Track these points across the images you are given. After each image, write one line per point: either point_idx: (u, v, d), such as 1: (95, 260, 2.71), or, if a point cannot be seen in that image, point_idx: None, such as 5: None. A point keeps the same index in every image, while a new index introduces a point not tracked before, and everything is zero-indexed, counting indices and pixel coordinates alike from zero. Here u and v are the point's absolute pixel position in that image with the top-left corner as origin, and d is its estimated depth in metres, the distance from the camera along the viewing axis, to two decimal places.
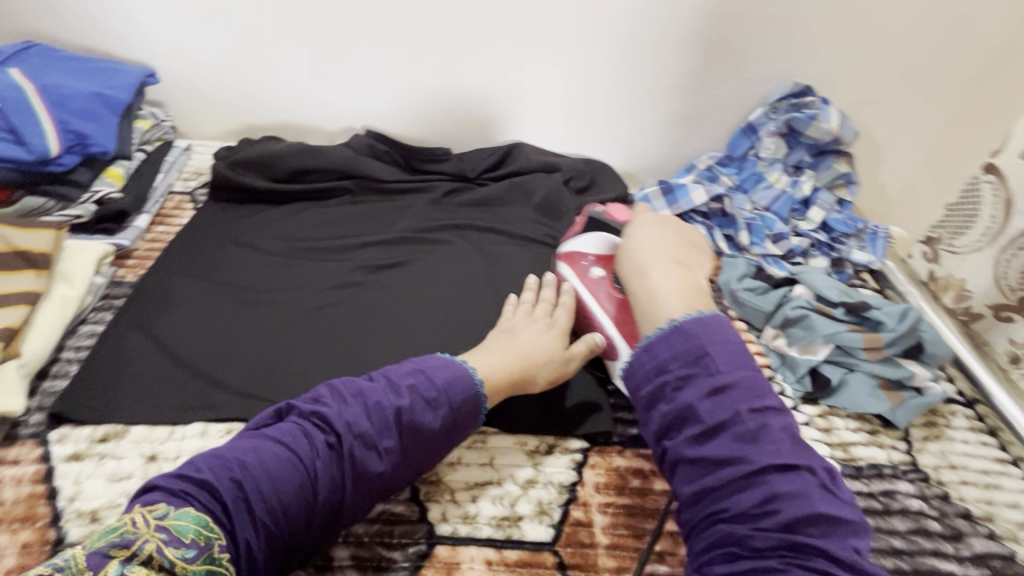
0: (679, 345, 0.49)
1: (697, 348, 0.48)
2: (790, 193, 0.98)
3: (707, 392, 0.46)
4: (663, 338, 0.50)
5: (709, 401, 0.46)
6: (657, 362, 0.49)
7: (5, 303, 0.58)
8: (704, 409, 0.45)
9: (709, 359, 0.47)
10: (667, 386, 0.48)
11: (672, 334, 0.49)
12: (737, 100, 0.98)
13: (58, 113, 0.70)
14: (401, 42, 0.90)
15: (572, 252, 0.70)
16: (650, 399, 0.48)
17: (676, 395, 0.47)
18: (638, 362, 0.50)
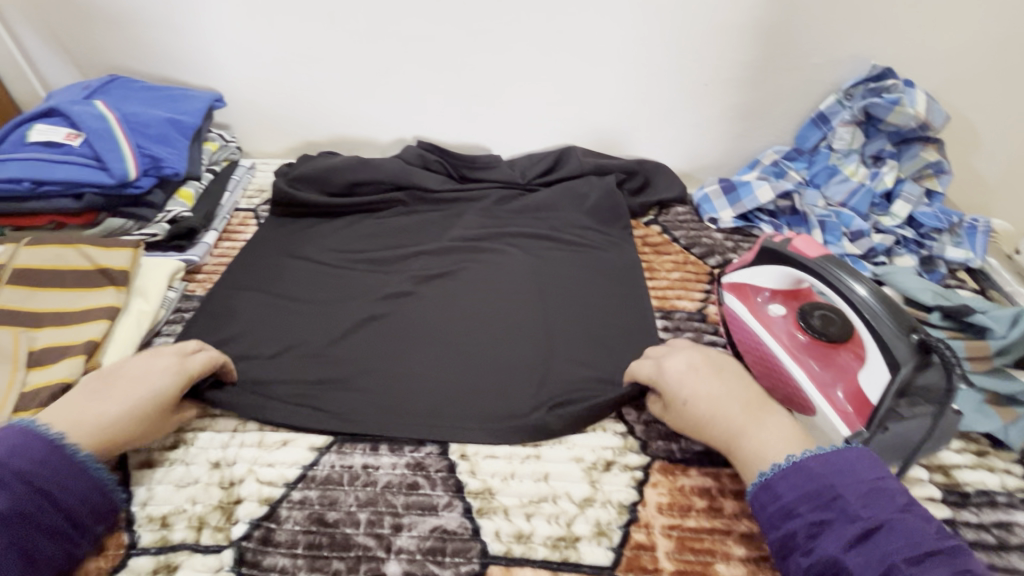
0: (822, 476, 0.45)
1: (818, 471, 0.45)
2: (870, 186, 0.90)
3: (850, 540, 0.41)
4: (783, 476, 0.46)
5: (842, 538, 0.41)
6: (797, 488, 0.45)
7: (89, 317, 0.62)
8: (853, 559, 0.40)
9: (842, 499, 0.43)
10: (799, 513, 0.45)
11: (790, 471, 0.46)
12: (806, 89, 0.91)
13: (136, 139, 0.75)
14: (448, 52, 0.90)
15: (745, 286, 0.69)
16: (776, 539, 0.45)
17: (817, 539, 0.42)
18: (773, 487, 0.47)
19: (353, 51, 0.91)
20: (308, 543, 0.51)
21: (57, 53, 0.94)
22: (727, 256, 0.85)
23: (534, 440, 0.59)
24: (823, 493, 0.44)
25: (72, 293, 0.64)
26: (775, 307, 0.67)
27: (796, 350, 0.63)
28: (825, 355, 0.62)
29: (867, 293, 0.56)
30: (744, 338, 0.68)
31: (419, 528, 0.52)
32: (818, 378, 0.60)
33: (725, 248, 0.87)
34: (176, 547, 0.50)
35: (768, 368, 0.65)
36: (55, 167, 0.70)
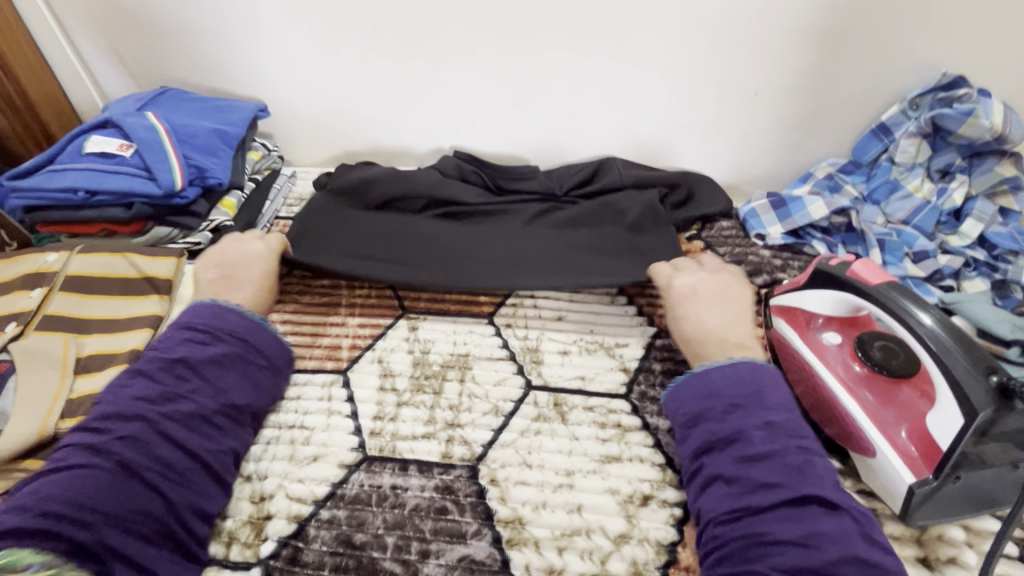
0: (738, 378, 0.53)
1: (750, 371, 0.54)
2: (935, 203, 0.84)
3: (759, 421, 0.50)
4: (721, 367, 0.55)
5: (750, 417, 0.50)
6: (697, 396, 0.54)
7: (134, 326, 0.63)
8: (755, 436, 0.49)
9: (757, 388, 0.53)
10: (715, 408, 0.52)
11: (727, 366, 0.54)
12: (867, 99, 0.85)
13: (184, 150, 0.77)
14: (488, 62, 0.89)
15: (798, 311, 0.66)
16: (690, 412, 0.54)
17: (723, 425, 0.51)
18: (688, 385, 0.55)
19: (394, 62, 0.91)
20: (335, 565, 0.50)
21: (115, 65, 0.98)
22: (775, 275, 0.81)
23: (567, 468, 0.57)
24: (738, 382, 0.53)
25: (118, 301, 0.66)
26: (831, 335, 0.64)
27: (851, 383, 0.59)
28: (885, 394, 0.58)
29: (935, 323, 0.51)
30: (797, 366, 0.64)
31: (448, 556, 0.51)
32: (877, 416, 0.56)
33: (773, 267, 0.83)
34: (208, 561, 0.51)
35: (822, 402, 0.61)
36: (107, 176, 0.72)
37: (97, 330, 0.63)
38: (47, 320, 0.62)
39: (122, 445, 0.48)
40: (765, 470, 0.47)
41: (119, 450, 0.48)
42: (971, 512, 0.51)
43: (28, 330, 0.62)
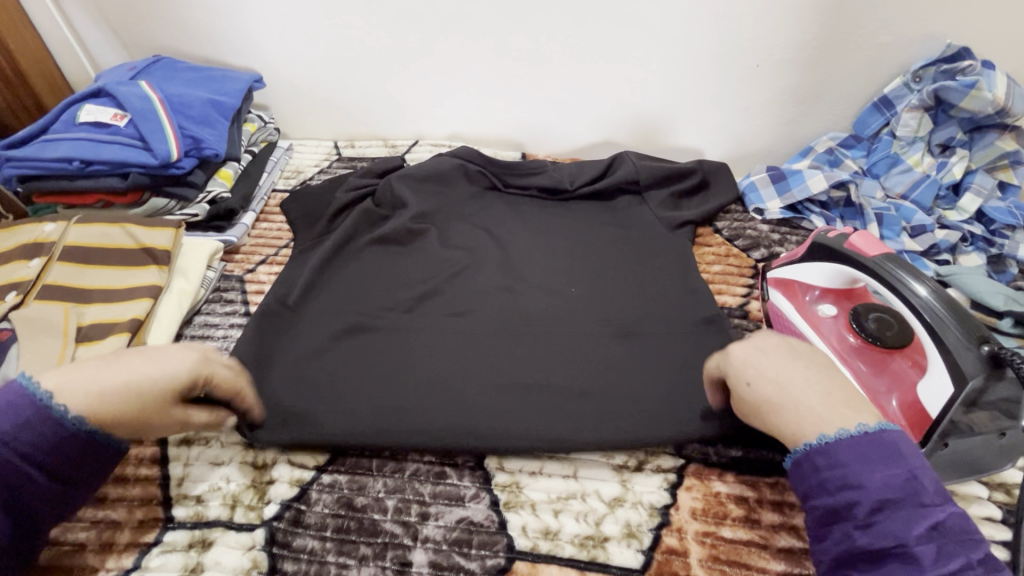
0: (868, 458, 0.42)
1: (879, 452, 0.42)
2: (935, 177, 0.83)
3: (923, 527, 0.39)
4: (846, 440, 0.43)
5: (907, 523, 0.39)
6: (828, 488, 0.43)
7: (134, 296, 0.64)
8: (917, 548, 0.39)
9: (907, 475, 0.41)
10: (853, 505, 0.41)
11: (858, 444, 0.43)
12: (870, 71, 0.84)
13: (179, 121, 0.76)
14: (486, 32, 0.87)
15: (794, 284, 0.67)
16: (823, 504, 0.43)
17: (870, 531, 0.40)
18: (810, 468, 0.44)
19: (389, 31, 0.89)
20: (337, 527, 0.51)
21: (107, 34, 0.96)
22: (772, 249, 0.82)
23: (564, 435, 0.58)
24: (870, 464, 0.42)
25: (118, 271, 0.66)
26: (826, 307, 0.64)
27: (844, 353, 0.61)
28: (878, 363, 0.59)
29: (928, 293, 0.53)
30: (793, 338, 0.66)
31: (446, 518, 0.52)
32: (869, 386, 0.58)
33: (771, 241, 0.83)
34: (213, 524, 0.52)
35: None
36: (103, 147, 0.72)
37: (96, 299, 0.63)
38: (47, 288, 0.62)
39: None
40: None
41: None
42: (960, 478, 0.52)
43: (29, 299, 0.62)
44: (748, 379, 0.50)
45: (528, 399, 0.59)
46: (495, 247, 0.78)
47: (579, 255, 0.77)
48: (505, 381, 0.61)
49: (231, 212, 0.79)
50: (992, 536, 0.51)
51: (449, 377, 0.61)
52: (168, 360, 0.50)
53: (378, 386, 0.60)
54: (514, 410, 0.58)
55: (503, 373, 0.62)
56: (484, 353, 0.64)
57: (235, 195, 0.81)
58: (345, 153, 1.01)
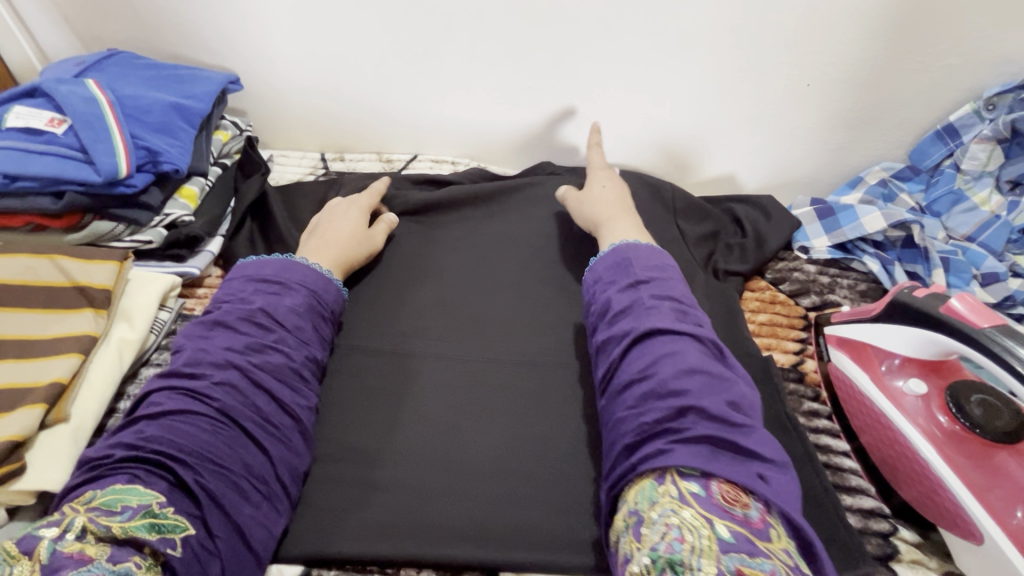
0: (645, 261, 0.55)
1: (660, 261, 0.55)
2: (1005, 219, 0.74)
3: (660, 301, 0.50)
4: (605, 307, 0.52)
5: (658, 308, 0.49)
6: (622, 270, 0.54)
7: (59, 350, 0.51)
8: (643, 312, 0.49)
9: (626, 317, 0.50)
10: (626, 286, 0.52)
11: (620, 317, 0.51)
12: (934, 95, 0.74)
13: (131, 128, 0.63)
14: (502, 39, 0.76)
15: (866, 348, 0.56)
16: (600, 303, 0.53)
17: (620, 307, 0.51)
18: (601, 262, 0.57)
19: (390, 32, 0.77)
20: None
21: (57, 21, 0.83)
22: (824, 298, 0.72)
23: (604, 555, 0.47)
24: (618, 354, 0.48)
25: (39, 317, 0.52)
26: (912, 382, 0.53)
27: (938, 441, 0.49)
28: None
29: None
30: (866, 411, 0.55)
31: None
32: (973, 483, 0.47)
33: (821, 287, 0.73)
34: None
35: (899, 459, 0.51)
36: (33, 158, 0.59)
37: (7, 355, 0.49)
38: None
39: (229, 378, 0.47)
40: (686, 455, 0.39)
41: (234, 374, 0.48)
42: None
43: None
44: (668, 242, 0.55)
45: (539, 499, 0.50)
46: (508, 290, 0.67)
47: None
48: (506, 475, 0.51)
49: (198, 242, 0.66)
50: None
51: (438, 473, 0.51)
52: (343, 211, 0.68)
53: (354, 484, 0.51)
54: (519, 517, 0.49)
55: (507, 464, 0.52)
56: (478, 439, 0.54)
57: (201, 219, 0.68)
58: (332, 167, 0.90)
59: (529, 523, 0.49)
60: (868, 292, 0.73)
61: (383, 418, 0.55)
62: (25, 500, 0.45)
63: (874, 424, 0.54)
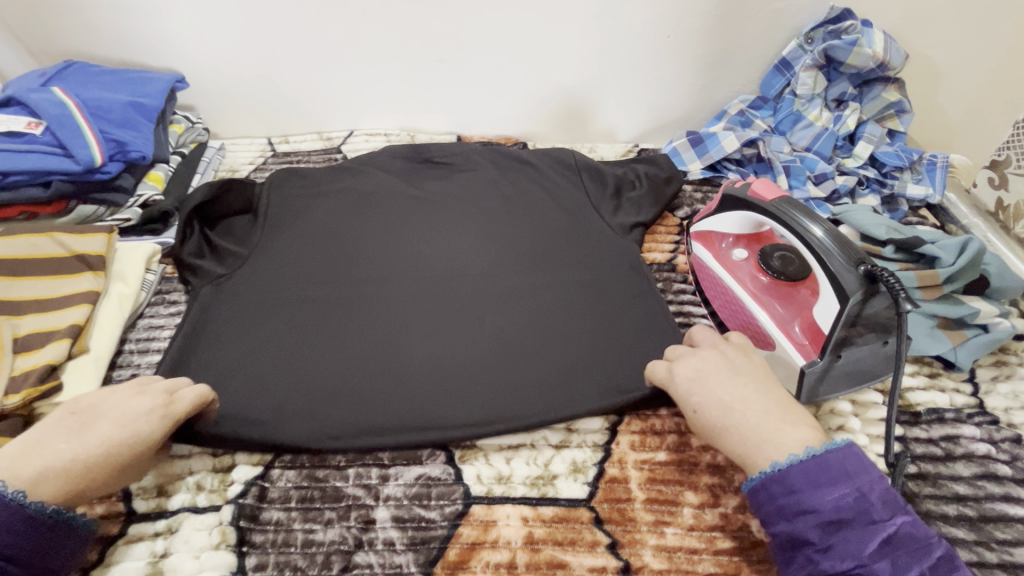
0: (809, 466, 0.44)
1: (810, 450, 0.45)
2: (833, 129, 0.91)
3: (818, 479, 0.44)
4: (797, 465, 0.45)
5: (841, 495, 0.43)
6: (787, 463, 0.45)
7: (71, 302, 0.63)
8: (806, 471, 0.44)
9: (859, 493, 0.43)
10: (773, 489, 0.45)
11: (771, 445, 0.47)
12: (769, 36, 0.91)
13: (99, 125, 0.75)
14: (409, 16, 0.88)
15: (711, 234, 0.73)
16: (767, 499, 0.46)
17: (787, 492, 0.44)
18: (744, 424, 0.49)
19: (311, 27, 0.90)
20: (300, 497, 0.54)
21: (10, 43, 0.93)
22: (696, 208, 0.88)
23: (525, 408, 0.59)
24: (821, 487, 0.43)
25: (48, 280, 0.64)
26: (738, 252, 0.70)
27: (758, 292, 0.66)
28: (788, 296, 0.65)
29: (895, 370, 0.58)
30: (713, 282, 0.71)
31: (405, 476, 0.55)
32: (778, 315, 0.63)
33: (693, 200, 0.90)
34: (176, 511, 0.53)
35: (735, 311, 0.67)
36: (21, 156, 0.70)
37: (30, 310, 0.62)
38: None
39: None
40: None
41: None
42: (854, 385, 0.59)
43: None
44: (693, 407, 0.52)
45: (465, 397, 0.59)
46: (437, 222, 0.80)
47: (514, 224, 0.80)
48: (439, 354, 0.63)
49: (192, 267, 0.74)
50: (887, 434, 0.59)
51: (381, 399, 0.59)
52: (135, 404, 0.52)
53: (302, 429, 0.57)
54: (444, 426, 0.57)
55: None
56: (410, 376, 0.61)
57: (188, 243, 0.76)
58: (279, 149, 1.02)
59: (460, 424, 0.58)
60: None
61: (323, 377, 0.61)
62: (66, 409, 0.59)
63: (720, 292, 0.70)
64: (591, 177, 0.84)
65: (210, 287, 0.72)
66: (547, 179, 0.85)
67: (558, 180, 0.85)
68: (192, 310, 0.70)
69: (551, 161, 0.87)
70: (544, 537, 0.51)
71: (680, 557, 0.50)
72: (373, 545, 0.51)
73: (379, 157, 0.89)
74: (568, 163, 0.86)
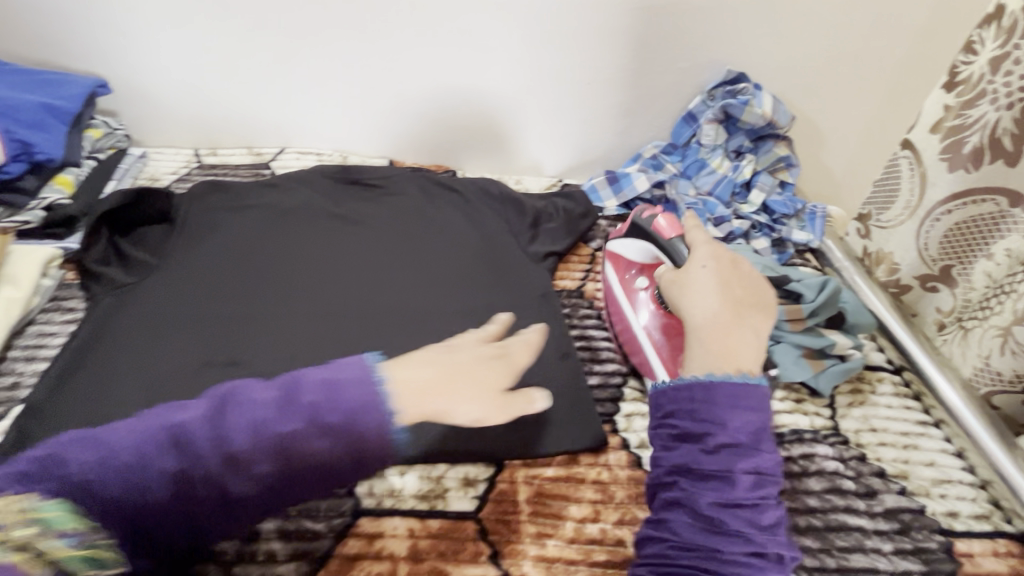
0: (731, 400, 0.51)
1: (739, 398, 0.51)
2: (731, 177, 1.02)
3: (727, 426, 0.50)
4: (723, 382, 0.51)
5: (735, 460, 0.49)
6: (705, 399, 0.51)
7: None
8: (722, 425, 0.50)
9: (756, 420, 0.51)
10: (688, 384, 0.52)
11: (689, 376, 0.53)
12: (677, 90, 1.01)
13: (4, 124, 0.74)
14: (345, 45, 0.94)
15: (620, 259, 0.78)
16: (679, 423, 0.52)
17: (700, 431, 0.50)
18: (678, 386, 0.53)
19: (249, 46, 0.93)
20: None
21: None
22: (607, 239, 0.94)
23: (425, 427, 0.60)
24: (729, 407, 0.51)
25: None
26: (641, 281, 0.76)
27: (647, 322, 0.71)
28: (671, 332, 0.70)
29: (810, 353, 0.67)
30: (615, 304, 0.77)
31: None
32: (660, 346, 0.69)
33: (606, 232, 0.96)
34: None
35: (627, 337, 0.74)
36: None
37: None
38: None
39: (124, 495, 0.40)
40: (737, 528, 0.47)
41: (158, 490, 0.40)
42: None
43: None
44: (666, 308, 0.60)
45: None
46: (357, 244, 0.83)
47: (433, 248, 0.83)
48: None
49: (95, 275, 0.73)
50: None
51: None
52: None
53: None
54: None
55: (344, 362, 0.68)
56: None
57: (94, 249, 0.75)
58: (205, 160, 1.01)
59: None
60: None
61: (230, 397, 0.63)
62: None
63: (619, 315, 0.76)
64: (512, 207, 0.89)
65: (112, 297, 0.72)
66: (466, 204, 0.90)
67: (481, 207, 0.89)
68: (89, 320, 0.69)
69: (476, 189, 0.91)
70: (428, 548, 0.53)
71: (558, 568, 0.53)
72: (254, 557, 0.51)
73: (307, 175, 0.90)
74: (489, 189, 0.91)
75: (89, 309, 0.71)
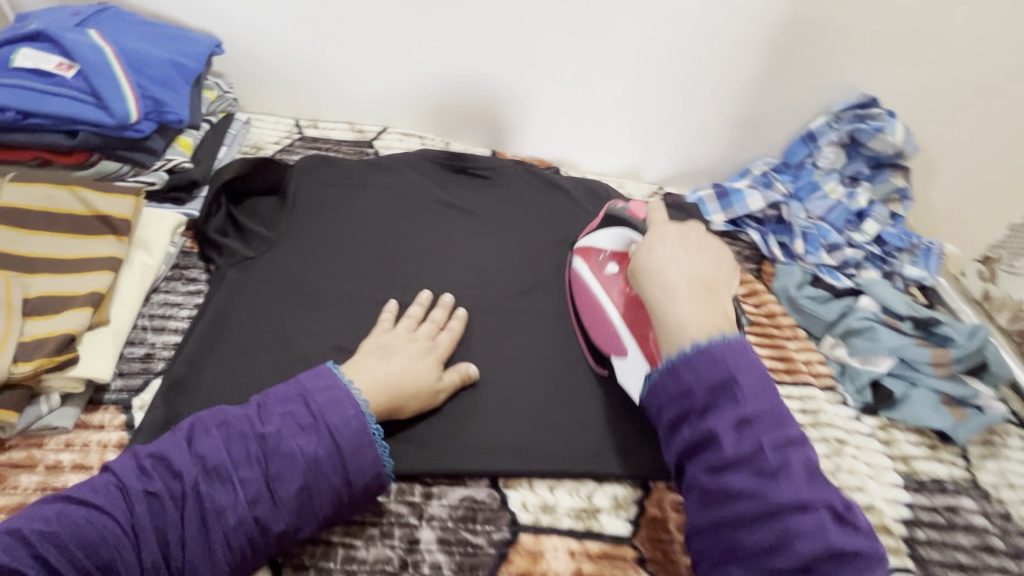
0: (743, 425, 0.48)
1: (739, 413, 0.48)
2: (846, 204, 0.98)
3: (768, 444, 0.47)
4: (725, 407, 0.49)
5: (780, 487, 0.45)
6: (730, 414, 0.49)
7: (90, 267, 0.60)
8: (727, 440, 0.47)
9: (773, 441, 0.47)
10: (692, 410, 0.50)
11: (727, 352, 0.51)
12: (801, 108, 0.98)
13: (137, 79, 0.70)
14: (470, 28, 0.90)
15: (588, 248, 0.70)
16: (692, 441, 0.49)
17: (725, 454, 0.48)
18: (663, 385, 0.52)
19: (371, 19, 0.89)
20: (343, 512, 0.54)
21: None
22: None
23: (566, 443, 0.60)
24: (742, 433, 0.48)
25: (75, 241, 0.62)
26: (610, 266, 0.68)
27: (623, 305, 0.64)
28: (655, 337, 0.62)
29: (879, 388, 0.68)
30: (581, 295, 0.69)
31: (450, 497, 0.57)
32: (636, 330, 0.62)
33: None
34: None
35: (596, 320, 0.66)
36: (50, 98, 0.66)
37: (51, 268, 0.59)
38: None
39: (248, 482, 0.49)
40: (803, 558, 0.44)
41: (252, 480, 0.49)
42: None
43: None
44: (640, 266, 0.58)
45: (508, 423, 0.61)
46: (476, 236, 0.79)
47: (553, 249, 0.80)
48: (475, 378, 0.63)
49: (216, 246, 0.70)
50: (898, 500, 0.63)
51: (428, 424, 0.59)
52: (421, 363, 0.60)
53: None
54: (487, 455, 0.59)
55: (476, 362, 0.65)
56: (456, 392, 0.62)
57: (213, 219, 0.72)
58: (307, 132, 0.98)
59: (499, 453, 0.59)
60: (752, 258, 0.95)
61: None
62: (75, 385, 0.57)
63: (582, 295, 0.68)
64: None
65: (236, 271, 0.69)
66: (582, 206, 0.86)
67: (595, 210, 0.86)
68: (216, 295, 0.66)
69: (588, 194, 0.87)
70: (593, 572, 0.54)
71: None
72: (419, 566, 0.53)
73: (417, 159, 0.86)
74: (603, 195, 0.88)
75: (213, 282, 0.68)
